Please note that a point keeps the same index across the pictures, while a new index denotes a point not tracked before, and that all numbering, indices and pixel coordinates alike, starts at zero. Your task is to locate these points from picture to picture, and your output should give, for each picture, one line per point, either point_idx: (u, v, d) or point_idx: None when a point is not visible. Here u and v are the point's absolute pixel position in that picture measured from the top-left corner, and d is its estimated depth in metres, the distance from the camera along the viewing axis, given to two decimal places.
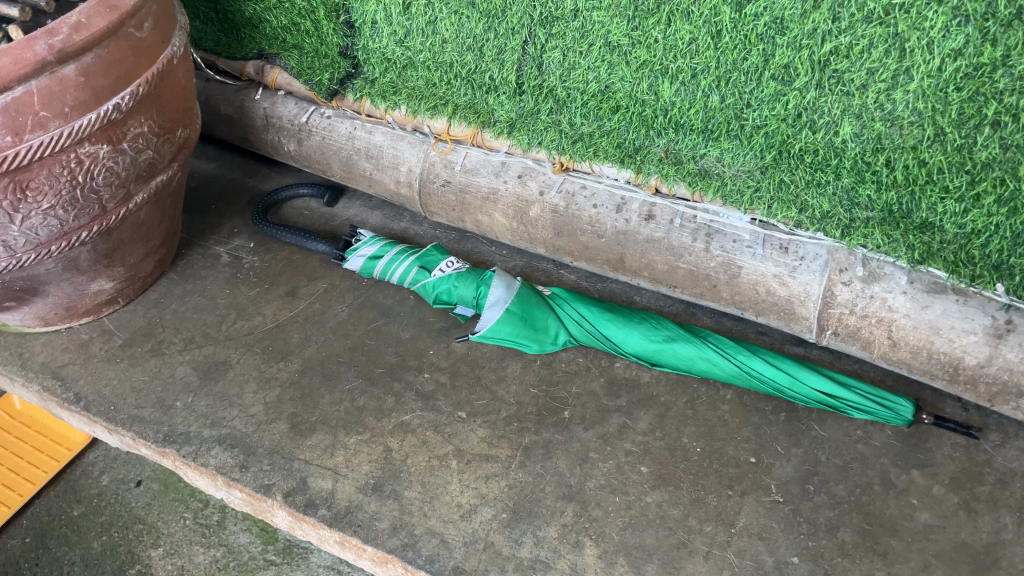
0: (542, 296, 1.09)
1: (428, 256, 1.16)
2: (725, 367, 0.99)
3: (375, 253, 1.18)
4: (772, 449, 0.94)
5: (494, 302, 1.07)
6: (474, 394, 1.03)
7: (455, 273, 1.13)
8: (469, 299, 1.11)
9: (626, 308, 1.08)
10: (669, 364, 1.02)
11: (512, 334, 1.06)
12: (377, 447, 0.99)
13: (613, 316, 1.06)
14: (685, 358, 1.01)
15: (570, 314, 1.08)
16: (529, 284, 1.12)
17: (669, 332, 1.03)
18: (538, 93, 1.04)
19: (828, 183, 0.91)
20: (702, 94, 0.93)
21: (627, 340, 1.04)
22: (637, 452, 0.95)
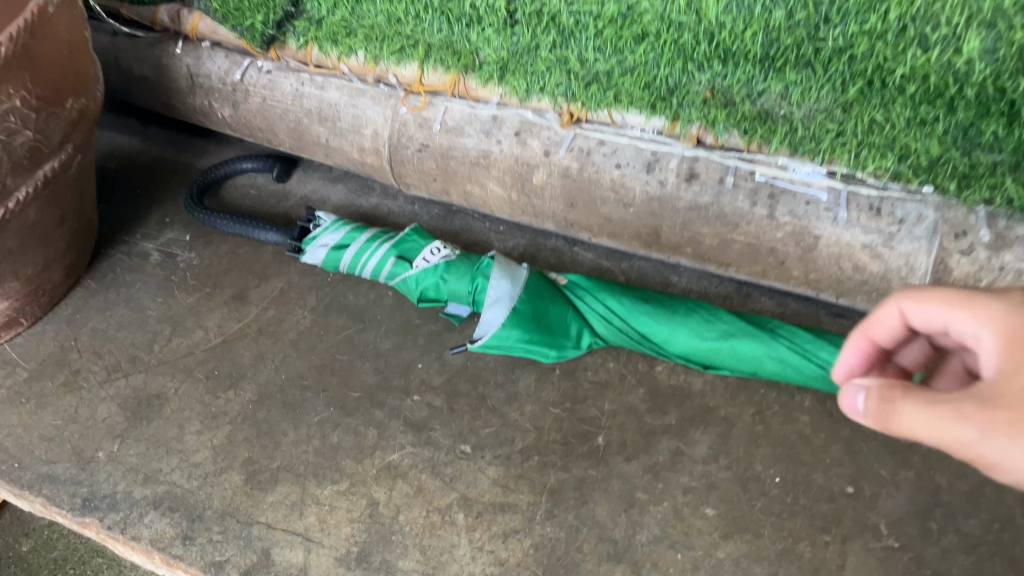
0: (555, 288, 0.87)
1: (407, 243, 0.92)
2: (802, 367, 0.77)
3: (340, 242, 0.94)
4: (874, 473, 0.72)
5: (494, 300, 0.84)
6: (479, 419, 0.81)
7: (442, 262, 0.89)
8: (464, 296, 0.87)
9: (663, 295, 0.85)
10: (728, 368, 0.80)
11: (524, 339, 0.83)
12: (359, 500, 0.76)
13: (651, 308, 0.83)
14: (749, 359, 0.78)
15: (595, 307, 0.85)
16: (538, 272, 0.88)
17: (725, 325, 0.80)
18: (535, 22, 0.79)
19: (937, 120, 0.67)
20: (764, 8, 0.68)
21: (672, 339, 0.81)
22: (698, 488, 0.73)
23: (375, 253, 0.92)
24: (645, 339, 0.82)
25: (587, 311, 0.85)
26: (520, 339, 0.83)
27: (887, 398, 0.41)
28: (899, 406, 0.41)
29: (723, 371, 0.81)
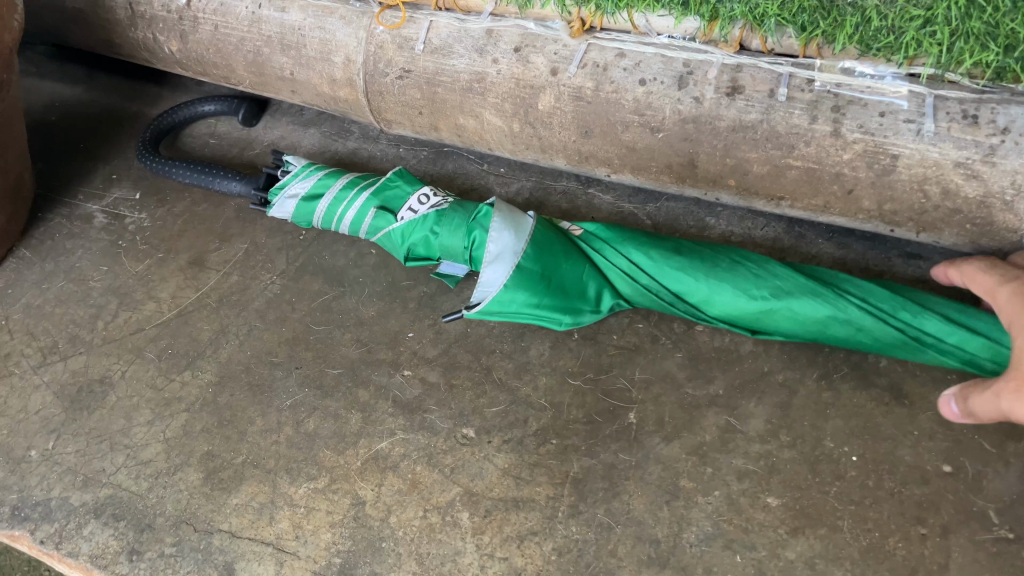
0: (567, 240, 0.70)
1: (389, 189, 0.76)
2: (880, 332, 0.60)
3: (308, 193, 0.78)
4: (975, 446, 0.58)
5: (495, 257, 0.67)
6: (483, 396, 0.67)
7: (432, 213, 0.73)
8: (459, 252, 0.72)
9: (699, 244, 0.69)
10: (782, 333, 0.64)
11: (530, 302, 0.67)
12: (341, 500, 0.63)
13: (686, 261, 0.66)
14: (810, 322, 0.62)
15: (616, 262, 0.69)
16: (545, 220, 0.71)
17: (780, 282, 0.63)
18: None
19: None
20: None
21: (712, 299, 0.65)
22: (757, 472, 0.59)
23: (350, 203, 0.76)
24: (677, 299, 0.66)
25: (605, 266, 0.69)
26: (525, 304, 0.67)
27: (984, 391, 0.51)
28: (971, 398, 0.52)
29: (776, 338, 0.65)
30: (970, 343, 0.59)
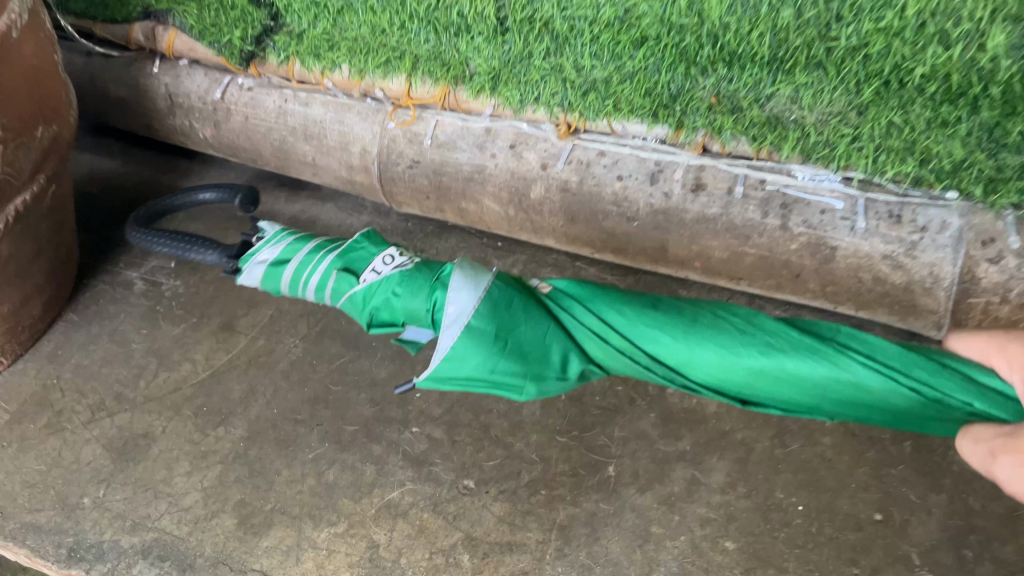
0: (534, 307, 0.56)
1: (354, 250, 0.63)
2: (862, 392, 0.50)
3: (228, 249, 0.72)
4: (903, 498, 0.68)
5: (451, 320, 0.54)
6: (482, 451, 0.76)
7: (396, 273, 0.60)
8: (423, 316, 0.58)
9: (683, 300, 0.57)
10: (778, 403, 0.53)
11: (486, 367, 0.54)
12: (358, 543, 0.72)
13: (662, 317, 0.55)
14: (808, 386, 0.51)
15: (585, 322, 0.56)
16: (510, 275, 0.58)
17: (771, 337, 0.52)
18: (526, 30, 0.75)
19: (960, 121, 0.63)
20: (768, 7, 0.64)
21: (692, 365, 0.53)
22: (717, 520, 0.68)
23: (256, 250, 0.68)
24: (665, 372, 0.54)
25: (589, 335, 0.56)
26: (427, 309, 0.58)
27: (979, 441, 0.46)
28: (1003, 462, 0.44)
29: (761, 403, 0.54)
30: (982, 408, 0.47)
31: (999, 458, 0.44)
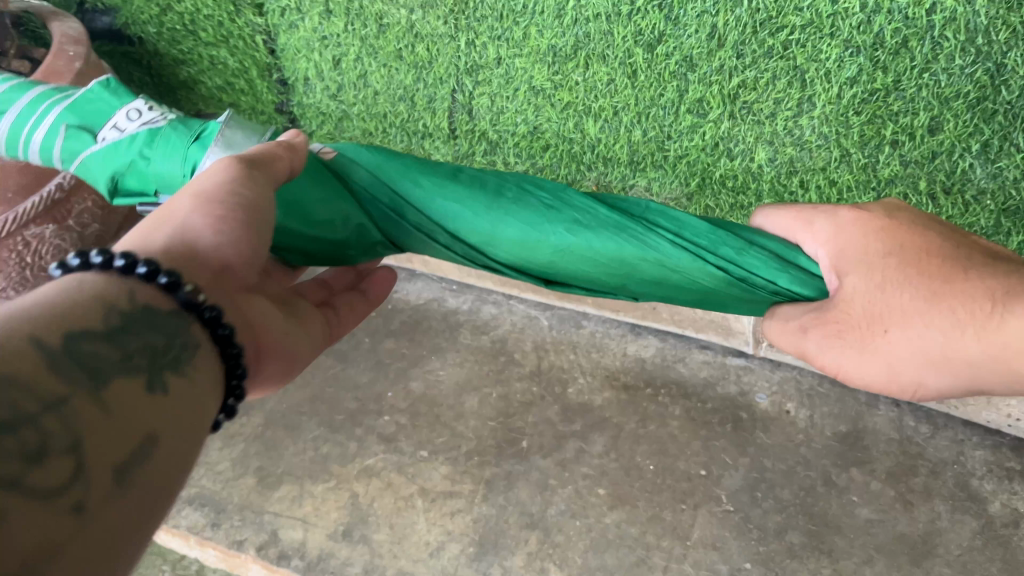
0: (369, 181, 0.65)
1: (85, 107, 0.73)
2: (692, 270, 0.63)
3: (21, 114, 0.76)
4: (721, 460, 0.99)
5: (215, 170, 0.65)
6: (434, 432, 1.07)
7: (139, 129, 0.69)
8: (177, 179, 0.66)
9: (487, 172, 0.68)
10: (579, 282, 0.66)
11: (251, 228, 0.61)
12: (344, 493, 1.02)
13: (465, 193, 0.64)
14: (604, 256, 0.63)
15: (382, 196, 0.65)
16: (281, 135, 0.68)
17: (575, 215, 0.64)
18: (471, 137, 1.08)
19: (751, 205, 0.96)
20: (625, 129, 0.98)
21: (495, 238, 0.64)
22: (594, 474, 0.99)
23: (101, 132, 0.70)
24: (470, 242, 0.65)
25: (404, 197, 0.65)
26: (181, 171, 0.66)
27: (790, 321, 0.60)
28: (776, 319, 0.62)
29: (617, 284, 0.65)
30: (796, 288, 0.61)
31: (805, 330, 0.58)
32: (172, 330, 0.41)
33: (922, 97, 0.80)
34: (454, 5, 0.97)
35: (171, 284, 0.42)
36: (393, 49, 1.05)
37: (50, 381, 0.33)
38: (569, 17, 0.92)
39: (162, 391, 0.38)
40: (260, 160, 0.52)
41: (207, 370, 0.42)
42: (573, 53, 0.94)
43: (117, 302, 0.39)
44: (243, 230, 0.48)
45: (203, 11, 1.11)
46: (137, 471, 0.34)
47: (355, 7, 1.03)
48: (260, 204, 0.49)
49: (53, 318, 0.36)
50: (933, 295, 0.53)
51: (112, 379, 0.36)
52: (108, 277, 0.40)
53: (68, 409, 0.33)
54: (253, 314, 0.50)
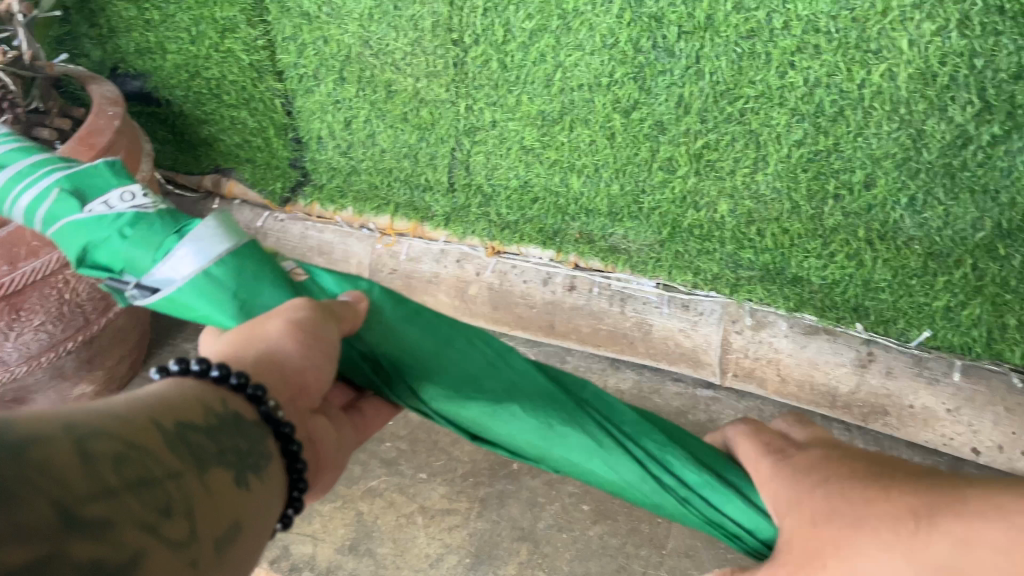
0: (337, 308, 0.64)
1: (86, 174, 0.68)
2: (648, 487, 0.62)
3: (18, 173, 0.71)
4: None
5: (182, 262, 0.59)
6: (433, 456, 1.17)
7: (127, 210, 0.63)
8: (146, 269, 0.61)
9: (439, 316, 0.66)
10: (503, 446, 0.63)
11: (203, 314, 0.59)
12: (349, 511, 1.11)
13: (428, 339, 0.64)
14: (546, 444, 0.62)
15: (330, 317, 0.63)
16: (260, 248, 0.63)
17: (519, 382, 0.64)
18: (468, 190, 1.22)
19: (715, 250, 1.09)
20: (604, 184, 1.11)
21: (446, 392, 0.62)
22: (579, 492, 1.09)
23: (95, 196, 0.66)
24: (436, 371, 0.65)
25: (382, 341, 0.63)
26: (153, 260, 0.61)
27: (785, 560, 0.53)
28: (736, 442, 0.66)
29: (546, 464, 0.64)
30: (760, 528, 0.60)
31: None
32: (255, 438, 0.46)
33: (858, 158, 0.94)
34: (455, 76, 1.10)
35: (243, 387, 0.47)
36: (399, 112, 1.18)
37: (165, 457, 0.38)
38: (557, 87, 1.05)
39: (247, 484, 0.43)
40: (337, 310, 0.58)
41: (272, 480, 0.46)
42: (559, 116, 1.08)
43: (216, 407, 0.45)
44: (325, 359, 0.54)
45: (227, 78, 1.24)
46: (228, 549, 0.39)
47: (366, 75, 1.16)
48: (326, 349, 0.54)
49: (167, 419, 0.41)
50: (871, 513, 0.47)
51: (212, 471, 0.41)
52: (204, 383, 0.46)
53: (175, 486, 0.38)
54: (314, 429, 0.54)
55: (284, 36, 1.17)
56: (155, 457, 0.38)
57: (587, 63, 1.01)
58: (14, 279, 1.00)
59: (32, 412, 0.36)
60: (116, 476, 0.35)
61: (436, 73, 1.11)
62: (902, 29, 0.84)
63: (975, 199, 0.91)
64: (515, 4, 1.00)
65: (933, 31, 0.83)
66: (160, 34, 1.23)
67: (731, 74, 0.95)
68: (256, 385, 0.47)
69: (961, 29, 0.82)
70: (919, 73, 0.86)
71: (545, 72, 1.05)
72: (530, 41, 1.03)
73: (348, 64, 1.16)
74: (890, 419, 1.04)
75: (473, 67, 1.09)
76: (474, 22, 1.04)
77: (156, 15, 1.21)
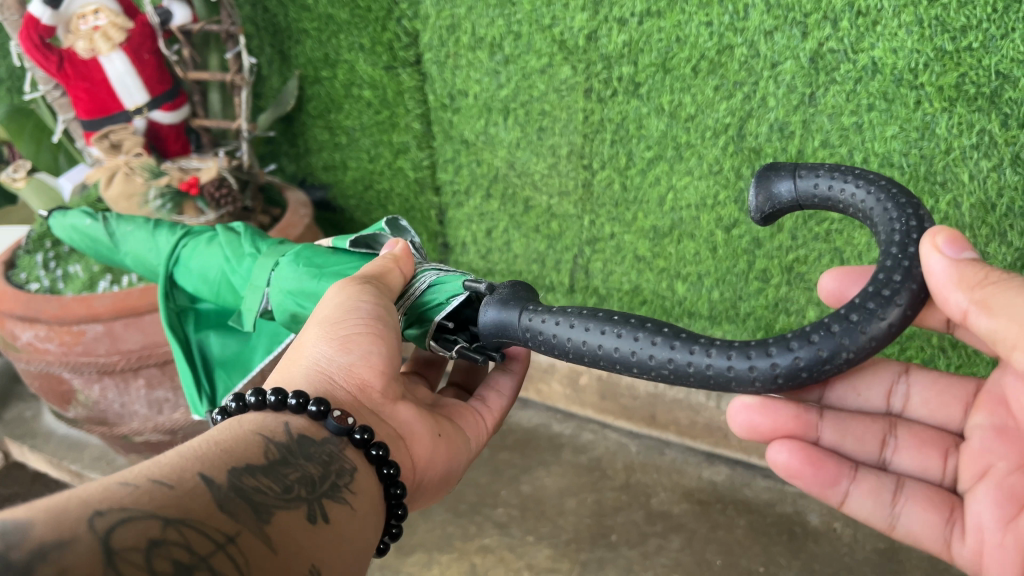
0: (235, 233, 1.02)
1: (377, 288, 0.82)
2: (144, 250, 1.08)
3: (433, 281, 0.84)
4: (777, 561, 1.19)
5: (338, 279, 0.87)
6: (540, 522, 1.31)
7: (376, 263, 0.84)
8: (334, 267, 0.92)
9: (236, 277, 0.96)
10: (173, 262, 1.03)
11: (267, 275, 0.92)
12: (464, 563, 1.25)
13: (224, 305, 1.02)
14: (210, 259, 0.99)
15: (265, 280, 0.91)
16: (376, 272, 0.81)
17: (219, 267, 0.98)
18: (585, 292, 1.44)
19: None
20: (706, 291, 1.30)
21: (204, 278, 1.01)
22: (671, 563, 1.21)
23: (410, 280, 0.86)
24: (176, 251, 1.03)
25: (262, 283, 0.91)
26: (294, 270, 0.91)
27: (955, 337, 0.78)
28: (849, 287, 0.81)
29: (202, 408, 0.98)
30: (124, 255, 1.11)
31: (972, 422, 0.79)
32: (172, 523, 0.48)
33: None
34: (582, 196, 1.34)
35: (364, 440, 0.67)
36: (533, 224, 1.43)
37: (62, 528, 0.44)
38: (668, 206, 1.25)
39: (317, 521, 0.58)
40: (194, 488, 0.52)
41: (365, 492, 0.65)
42: (669, 231, 1.28)
43: (284, 429, 0.64)
44: (377, 340, 0.76)
45: (394, 191, 1.55)
46: (207, 524, 0.50)
47: (509, 193, 1.42)
48: (379, 307, 0.76)
49: (190, 454, 0.56)
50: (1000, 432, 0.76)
51: (202, 520, 0.50)
52: (265, 412, 0.67)
53: (185, 527, 0.48)
54: (191, 500, 0.51)
55: (445, 159, 1.46)
56: (123, 499, 0.48)
57: (695, 186, 1.21)
58: None
59: (133, 490, 0.49)
60: (182, 534, 0.48)
61: (567, 192, 1.35)
62: (963, 165, 0.98)
63: None
64: (637, 137, 1.22)
65: (989, 168, 0.96)
66: (344, 153, 1.56)
67: None
68: (363, 430, 0.67)
69: (1013, 166, 0.95)
70: (981, 204, 0.99)
71: (659, 193, 1.25)
72: (647, 167, 1.24)
73: (495, 183, 1.43)
74: None
75: (599, 188, 1.31)
76: (602, 151, 1.27)
77: (343, 138, 1.54)
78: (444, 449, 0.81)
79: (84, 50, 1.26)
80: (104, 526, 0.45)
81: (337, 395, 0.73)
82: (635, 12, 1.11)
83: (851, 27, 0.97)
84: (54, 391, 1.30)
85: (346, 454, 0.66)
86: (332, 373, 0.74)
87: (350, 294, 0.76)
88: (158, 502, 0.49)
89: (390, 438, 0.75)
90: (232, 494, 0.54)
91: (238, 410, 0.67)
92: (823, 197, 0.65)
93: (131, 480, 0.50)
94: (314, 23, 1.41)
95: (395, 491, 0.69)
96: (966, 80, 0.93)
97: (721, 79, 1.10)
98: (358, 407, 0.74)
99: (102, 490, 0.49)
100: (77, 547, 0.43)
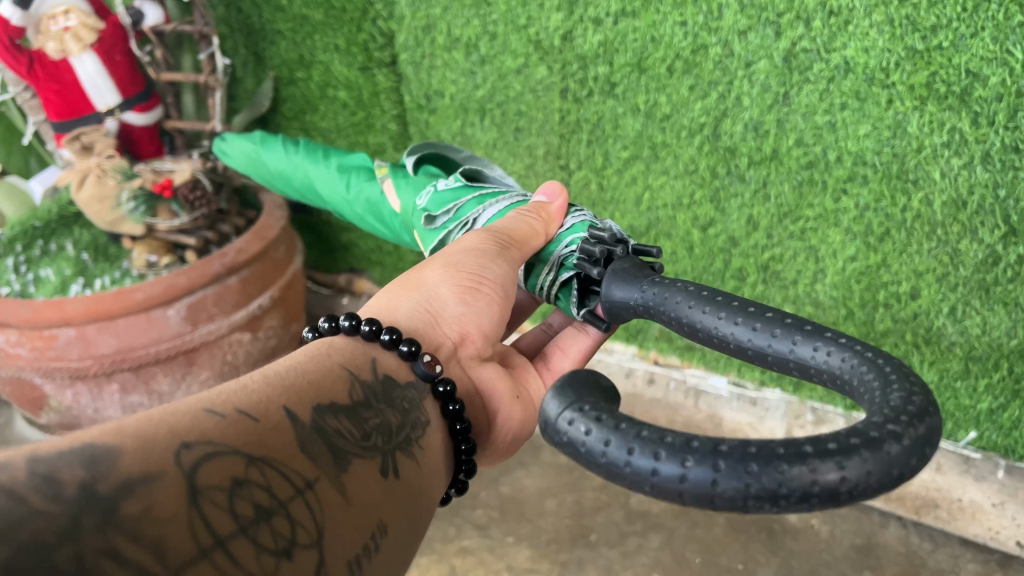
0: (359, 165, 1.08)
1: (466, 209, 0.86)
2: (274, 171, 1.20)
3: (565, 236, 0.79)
4: (755, 559, 1.20)
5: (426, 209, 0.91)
6: (520, 524, 1.31)
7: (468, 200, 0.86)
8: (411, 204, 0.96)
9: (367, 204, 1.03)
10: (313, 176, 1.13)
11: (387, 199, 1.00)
12: (443, 565, 1.25)
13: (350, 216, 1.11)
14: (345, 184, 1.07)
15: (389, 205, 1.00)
16: (503, 233, 0.75)
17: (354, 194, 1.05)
18: None
19: None
20: None
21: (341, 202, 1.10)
22: (651, 563, 1.21)
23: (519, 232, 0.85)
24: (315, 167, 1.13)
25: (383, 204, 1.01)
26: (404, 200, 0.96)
27: None
28: None
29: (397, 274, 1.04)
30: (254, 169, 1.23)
31: None
32: (258, 464, 0.45)
33: (903, 272, 1.09)
34: None
35: (447, 392, 0.66)
36: None
37: (149, 459, 0.40)
38: (645, 206, 1.27)
39: (391, 474, 0.56)
40: (281, 424, 0.49)
41: (433, 447, 0.63)
42: (646, 230, 1.29)
43: (372, 365, 0.62)
44: (490, 304, 0.74)
45: None
46: (291, 468, 0.47)
47: None
48: (509, 277, 0.74)
49: (277, 381, 0.54)
50: None
51: (287, 464, 0.47)
52: (355, 340, 0.64)
53: (268, 468, 0.46)
54: (277, 441, 0.48)
55: None
56: (209, 432, 0.45)
57: (671, 186, 1.22)
58: (192, 337, 1.24)
59: (220, 424, 0.46)
60: (266, 479, 0.45)
61: None
62: (935, 163, 0.99)
63: (1008, 311, 1.02)
64: (614, 137, 1.23)
65: (960, 165, 0.97)
66: None
67: (794, 199, 1.12)
68: (447, 383, 0.66)
69: (983, 164, 0.95)
70: (952, 201, 1.00)
71: (635, 192, 1.26)
72: (624, 167, 1.25)
73: None
74: (940, 512, 1.19)
75: (576, 188, 1.32)
76: (579, 151, 1.28)
77: (320, 140, 1.54)
78: (522, 409, 0.79)
79: (55, 52, 1.23)
80: (191, 460, 0.42)
81: (438, 340, 0.71)
82: (610, 11, 1.11)
83: (824, 26, 0.97)
84: (27, 397, 1.28)
85: (423, 404, 0.65)
86: (440, 316, 0.72)
87: (487, 250, 0.73)
88: (244, 441, 0.46)
89: (467, 398, 0.73)
90: (315, 438, 0.51)
91: (329, 332, 0.65)
92: (608, 469, 0.43)
93: (217, 409, 0.47)
94: (289, 24, 1.41)
95: (463, 446, 0.69)
96: (936, 79, 0.93)
97: (696, 79, 1.10)
98: (453, 357, 0.72)
99: (188, 418, 0.45)
100: (163, 483, 0.40)
